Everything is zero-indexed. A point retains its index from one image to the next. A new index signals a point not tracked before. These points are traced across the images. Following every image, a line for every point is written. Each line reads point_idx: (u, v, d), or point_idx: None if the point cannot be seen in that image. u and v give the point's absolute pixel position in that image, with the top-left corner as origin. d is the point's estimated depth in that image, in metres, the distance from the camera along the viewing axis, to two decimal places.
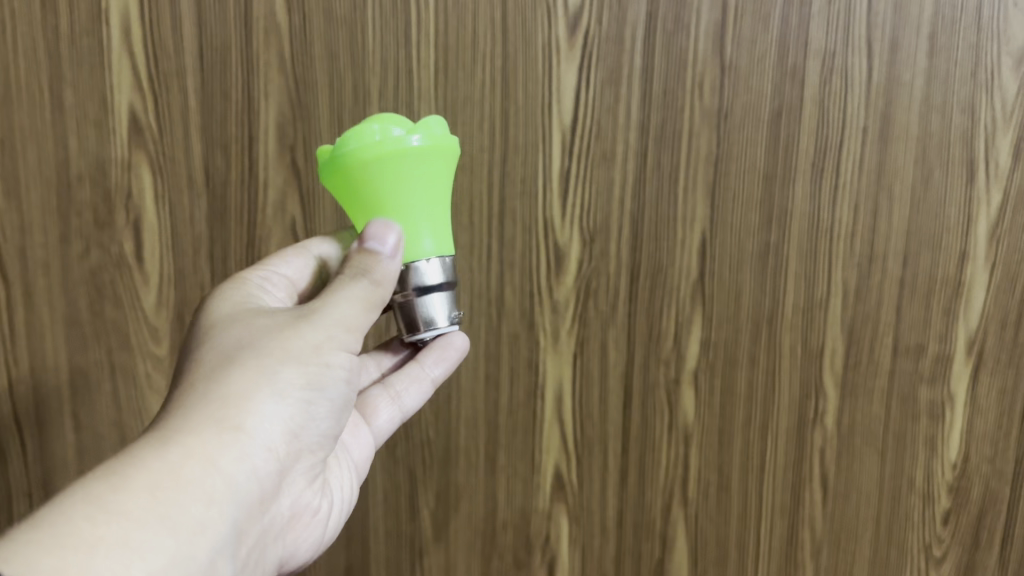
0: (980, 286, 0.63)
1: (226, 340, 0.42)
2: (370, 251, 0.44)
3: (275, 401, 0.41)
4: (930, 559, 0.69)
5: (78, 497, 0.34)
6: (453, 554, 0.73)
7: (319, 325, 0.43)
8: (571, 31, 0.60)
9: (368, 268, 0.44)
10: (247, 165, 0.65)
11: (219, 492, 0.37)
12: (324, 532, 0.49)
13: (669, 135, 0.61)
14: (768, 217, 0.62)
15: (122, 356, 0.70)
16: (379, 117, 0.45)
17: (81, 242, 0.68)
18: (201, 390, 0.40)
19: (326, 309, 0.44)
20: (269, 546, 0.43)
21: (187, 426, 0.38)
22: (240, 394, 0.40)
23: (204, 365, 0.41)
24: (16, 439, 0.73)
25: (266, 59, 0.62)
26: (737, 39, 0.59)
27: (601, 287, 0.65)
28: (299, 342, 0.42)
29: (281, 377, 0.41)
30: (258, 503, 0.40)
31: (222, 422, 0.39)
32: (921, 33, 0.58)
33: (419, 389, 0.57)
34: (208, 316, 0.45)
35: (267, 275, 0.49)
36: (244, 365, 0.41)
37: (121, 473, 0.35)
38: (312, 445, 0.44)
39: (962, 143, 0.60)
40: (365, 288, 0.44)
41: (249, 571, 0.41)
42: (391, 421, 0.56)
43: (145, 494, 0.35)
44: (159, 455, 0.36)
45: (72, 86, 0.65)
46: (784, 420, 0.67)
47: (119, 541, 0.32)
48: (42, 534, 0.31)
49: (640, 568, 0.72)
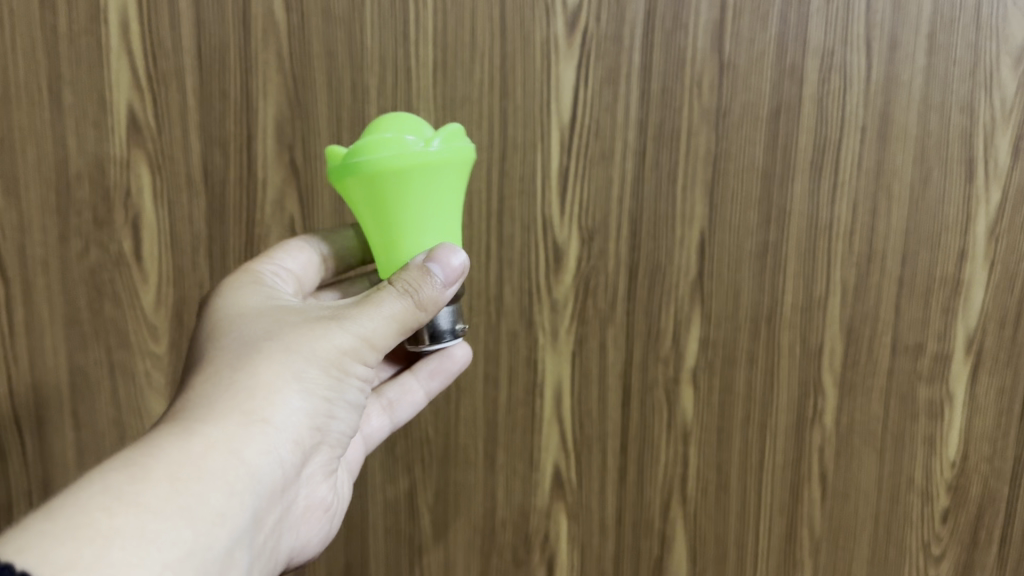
0: (979, 285, 0.63)
1: (250, 334, 0.42)
2: (427, 273, 0.43)
3: (296, 398, 0.41)
4: (929, 557, 0.69)
5: (96, 487, 0.33)
6: (452, 553, 0.73)
7: (347, 328, 0.43)
8: (569, 30, 0.60)
9: (417, 288, 0.43)
10: (246, 164, 0.65)
11: (240, 484, 0.37)
12: (331, 527, 0.49)
13: (667, 134, 0.61)
14: (767, 215, 0.62)
15: (122, 355, 0.70)
16: (399, 120, 0.44)
17: (80, 241, 0.68)
18: (222, 383, 0.40)
19: (357, 316, 0.43)
20: (279, 540, 0.43)
21: (209, 418, 0.38)
22: (263, 389, 0.40)
23: (225, 359, 0.41)
24: (16, 438, 0.73)
25: (265, 58, 0.63)
26: (735, 38, 0.59)
27: (600, 286, 0.65)
28: (324, 343, 0.42)
29: (305, 376, 0.41)
30: (275, 497, 0.40)
31: (244, 415, 0.39)
32: (920, 32, 0.58)
33: (412, 401, 0.57)
34: (230, 309, 0.45)
35: (276, 270, 0.50)
36: (268, 361, 0.41)
37: (141, 463, 0.35)
38: (331, 439, 0.45)
39: (961, 142, 0.60)
40: (404, 303, 0.43)
41: (261, 565, 0.41)
42: (380, 431, 0.56)
43: (166, 483, 0.34)
44: (180, 445, 0.36)
45: (71, 85, 0.65)
46: (783, 419, 0.67)
47: (137, 529, 0.32)
48: (58, 522, 0.31)
49: (639, 567, 0.72)
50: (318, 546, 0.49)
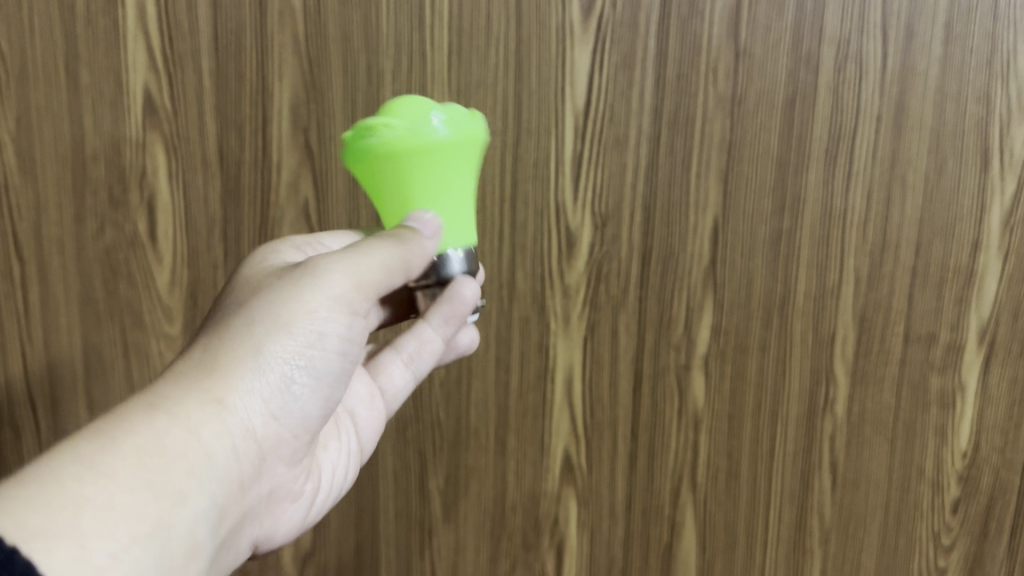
0: (993, 274, 0.63)
1: (230, 310, 0.42)
2: (406, 225, 0.43)
3: (268, 374, 0.40)
4: (940, 548, 0.69)
5: (68, 456, 0.33)
6: (461, 536, 0.74)
7: (325, 297, 0.42)
8: (586, 14, 0.60)
9: (401, 237, 0.43)
10: (261, 146, 0.65)
11: (204, 462, 0.36)
12: (306, 511, 0.48)
13: (683, 120, 0.61)
14: (781, 202, 0.62)
15: (136, 334, 0.71)
16: (397, 97, 0.42)
17: (95, 221, 0.69)
18: (194, 360, 0.39)
19: (330, 279, 0.42)
20: (248, 526, 0.42)
21: (175, 394, 0.37)
22: (232, 364, 0.39)
23: (200, 341, 0.41)
24: (30, 414, 0.74)
25: (282, 42, 0.63)
26: (752, 24, 0.59)
27: (612, 272, 0.65)
28: (302, 314, 0.41)
29: (277, 352, 0.40)
30: (242, 479, 0.39)
31: (210, 392, 0.38)
32: (936, 21, 0.58)
33: (433, 351, 0.52)
34: (220, 291, 0.44)
35: (313, 244, 0.49)
36: (236, 338, 0.40)
37: (110, 436, 0.34)
38: (304, 424, 0.43)
39: (976, 131, 0.60)
40: (394, 246, 0.42)
41: (226, 548, 0.40)
42: (404, 385, 0.55)
43: (133, 458, 0.34)
44: (146, 421, 0.36)
45: (87, 65, 0.65)
46: (795, 406, 0.67)
47: (106, 502, 0.32)
48: (29, 490, 0.31)
49: (648, 554, 0.72)
50: (290, 532, 0.48)
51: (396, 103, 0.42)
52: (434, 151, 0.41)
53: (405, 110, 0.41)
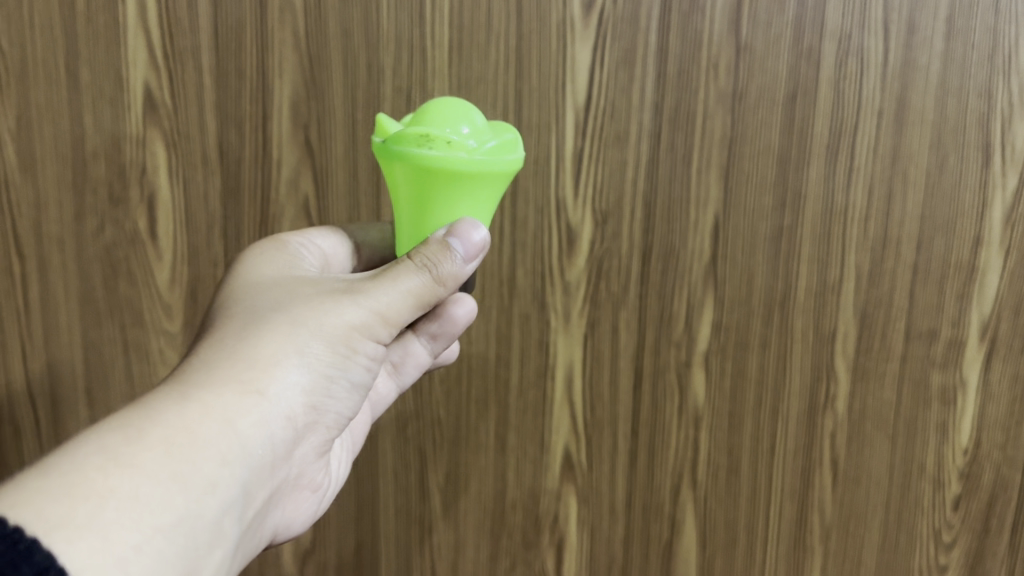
0: (995, 270, 0.63)
1: (261, 303, 0.41)
2: (447, 248, 0.42)
3: (297, 371, 0.40)
4: (940, 545, 0.69)
5: (93, 445, 0.33)
6: (462, 534, 0.74)
7: (362, 304, 0.42)
8: (586, 10, 0.60)
9: (435, 263, 0.42)
10: (261, 143, 0.65)
11: (234, 454, 0.36)
12: (321, 502, 0.49)
13: (683, 116, 0.61)
14: (782, 198, 0.62)
15: (136, 332, 0.71)
16: (430, 103, 0.42)
17: (95, 218, 0.69)
18: (225, 350, 0.39)
19: (371, 283, 0.43)
20: (270, 515, 0.43)
21: (207, 384, 0.37)
22: (264, 359, 0.39)
23: (231, 327, 0.40)
24: (30, 412, 0.74)
25: (282, 38, 0.63)
26: (753, 20, 0.59)
27: (613, 268, 0.65)
28: (334, 316, 0.41)
29: (308, 350, 0.40)
30: (268, 472, 0.39)
31: (243, 385, 0.38)
32: (938, 16, 0.58)
33: (418, 363, 0.54)
34: (245, 277, 0.44)
35: (304, 243, 0.49)
36: (272, 329, 0.40)
37: (137, 426, 0.34)
38: (328, 420, 0.44)
39: (977, 127, 0.60)
40: (422, 280, 0.42)
41: (249, 539, 0.40)
42: (387, 392, 0.55)
43: (161, 449, 0.34)
44: (176, 410, 0.36)
45: (87, 62, 0.65)
46: (796, 403, 0.67)
47: (130, 493, 0.32)
48: (53, 480, 0.31)
49: (649, 551, 0.72)
50: (306, 523, 0.48)
51: (443, 113, 0.41)
52: (474, 171, 0.41)
53: (452, 126, 0.41)
